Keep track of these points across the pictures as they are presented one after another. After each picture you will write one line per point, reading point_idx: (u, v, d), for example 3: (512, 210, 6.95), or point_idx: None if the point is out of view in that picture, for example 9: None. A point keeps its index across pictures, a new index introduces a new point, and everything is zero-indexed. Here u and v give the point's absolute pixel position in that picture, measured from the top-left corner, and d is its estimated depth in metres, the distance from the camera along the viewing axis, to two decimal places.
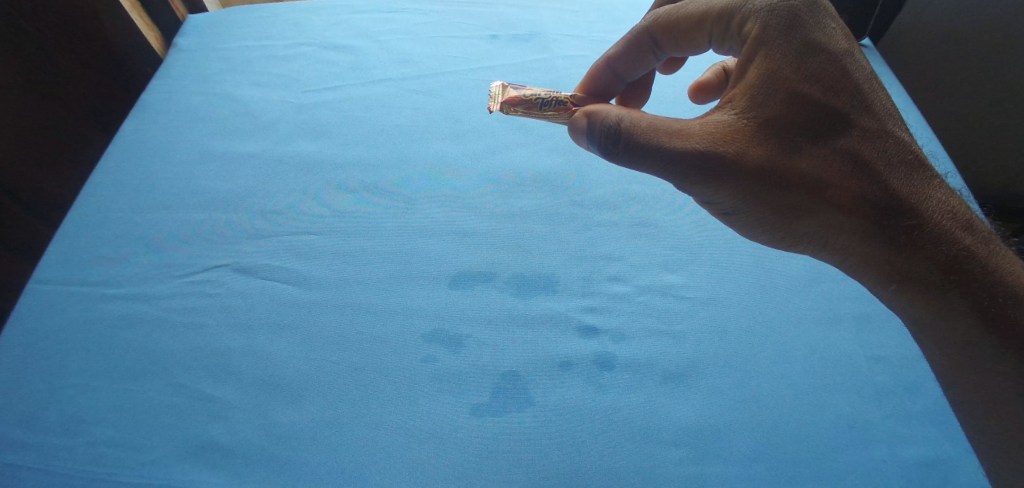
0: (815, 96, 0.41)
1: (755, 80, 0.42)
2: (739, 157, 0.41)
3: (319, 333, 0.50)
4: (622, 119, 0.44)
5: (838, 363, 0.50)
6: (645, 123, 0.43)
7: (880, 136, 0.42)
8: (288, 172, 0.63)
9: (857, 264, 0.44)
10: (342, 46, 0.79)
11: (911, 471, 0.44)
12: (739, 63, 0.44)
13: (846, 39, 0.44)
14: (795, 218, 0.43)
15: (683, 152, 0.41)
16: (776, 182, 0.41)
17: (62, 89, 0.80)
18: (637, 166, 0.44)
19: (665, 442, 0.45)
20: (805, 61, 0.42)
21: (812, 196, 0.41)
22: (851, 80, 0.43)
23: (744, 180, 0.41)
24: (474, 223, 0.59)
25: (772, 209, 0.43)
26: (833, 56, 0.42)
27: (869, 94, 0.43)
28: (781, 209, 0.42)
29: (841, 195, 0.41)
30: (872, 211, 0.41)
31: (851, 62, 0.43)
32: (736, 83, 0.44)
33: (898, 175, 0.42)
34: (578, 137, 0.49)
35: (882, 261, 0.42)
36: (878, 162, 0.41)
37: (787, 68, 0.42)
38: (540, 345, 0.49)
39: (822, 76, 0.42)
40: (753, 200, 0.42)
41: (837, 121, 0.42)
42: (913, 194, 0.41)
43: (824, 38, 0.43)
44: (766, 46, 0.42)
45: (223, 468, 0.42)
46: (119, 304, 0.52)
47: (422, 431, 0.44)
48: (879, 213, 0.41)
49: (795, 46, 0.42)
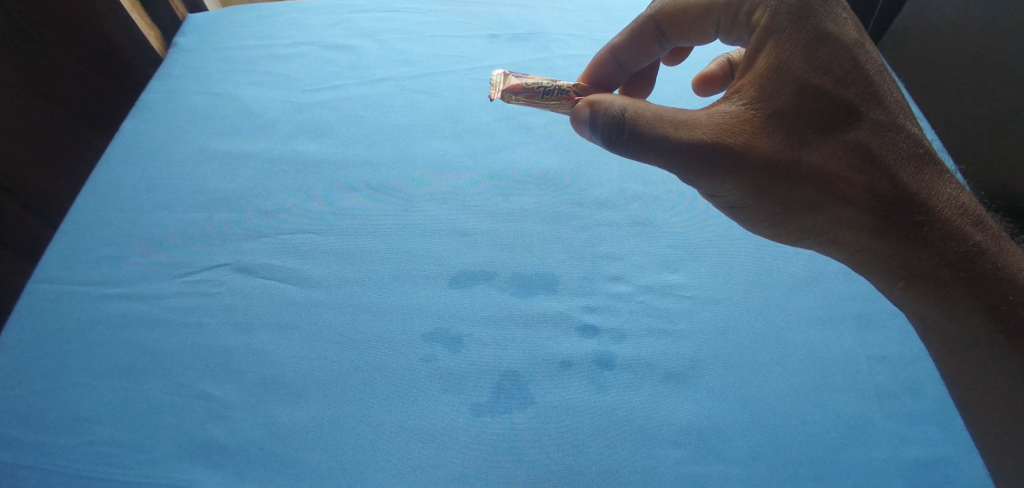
0: (824, 88, 0.41)
1: (765, 71, 0.42)
2: (747, 149, 0.41)
3: (320, 333, 0.50)
4: (627, 109, 0.44)
5: (838, 363, 0.50)
6: (651, 113, 0.43)
7: (890, 129, 0.42)
8: (288, 171, 0.63)
9: (863, 259, 0.45)
10: (341, 45, 0.79)
11: (910, 471, 0.45)
12: (748, 52, 0.44)
13: (857, 31, 0.44)
14: (803, 211, 0.43)
15: (690, 143, 0.41)
16: (784, 174, 0.41)
17: (62, 88, 0.80)
18: (642, 156, 0.44)
19: (665, 441, 0.45)
20: (816, 51, 0.42)
21: (821, 189, 0.42)
22: (862, 72, 0.42)
23: (752, 173, 0.41)
24: (474, 223, 0.59)
25: (780, 203, 0.43)
26: (844, 47, 0.42)
27: (880, 87, 0.43)
28: (789, 203, 0.43)
29: (849, 187, 0.41)
30: (881, 205, 0.41)
31: (861, 53, 0.43)
32: (745, 73, 0.43)
33: (908, 169, 0.42)
34: (581, 128, 0.49)
35: (890, 257, 0.42)
36: (888, 156, 0.42)
37: (797, 59, 0.41)
38: (541, 344, 0.50)
39: (832, 67, 0.42)
40: (759, 193, 0.42)
41: (847, 114, 0.42)
42: (923, 189, 0.41)
43: (835, 29, 0.43)
44: (777, 35, 0.42)
45: (224, 468, 0.43)
46: (118, 303, 0.52)
47: (423, 430, 0.44)
48: (888, 208, 0.41)
49: (806, 36, 0.42)
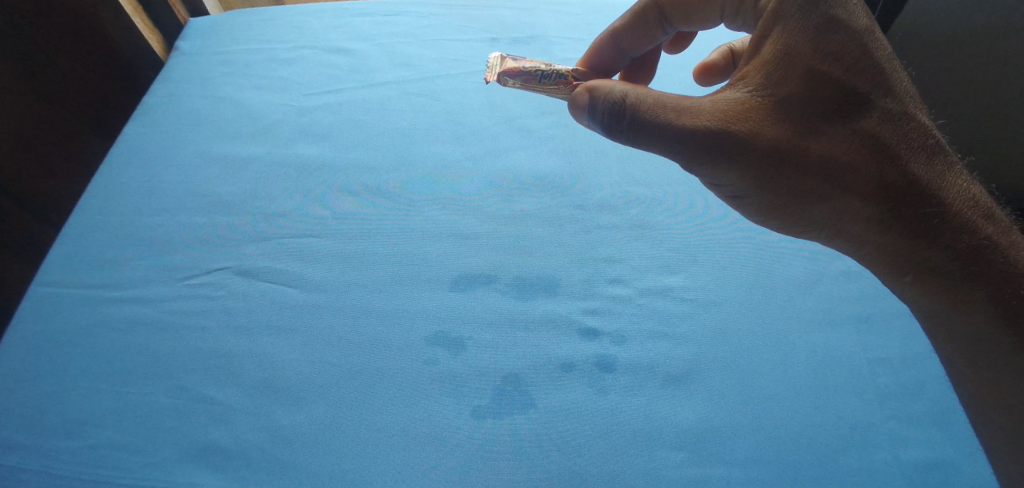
0: (833, 75, 0.41)
1: (771, 58, 0.42)
2: (752, 136, 0.41)
3: (320, 336, 0.50)
4: (628, 95, 0.44)
5: (840, 365, 0.50)
6: (653, 99, 0.43)
7: (901, 119, 0.42)
8: (289, 174, 0.63)
9: (869, 252, 0.45)
10: (343, 48, 0.79)
11: (910, 474, 0.45)
12: (753, 39, 0.44)
13: (868, 18, 0.44)
14: (807, 200, 0.43)
15: (694, 129, 0.41)
16: (787, 162, 0.41)
17: (65, 93, 0.81)
18: (643, 143, 0.44)
19: (666, 443, 0.45)
20: (825, 37, 0.41)
21: (827, 179, 0.42)
22: (873, 59, 0.42)
23: (757, 161, 0.41)
24: (474, 225, 0.59)
25: (785, 192, 0.43)
26: (856, 35, 0.42)
27: (892, 76, 0.43)
28: (795, 192, 0.43)
29: (855, 178, 0.41)
30: (887, 196, 0.41)
31: (872, 42, 0.43)
32: (751, 59, 0.43)
33: (919, 161, 0.41)
34: (580, 115, 0.49)
35: (899, 249, 0.42)
36: (898, 146, 0.41)
37: (804, 46, 0.41)
38: (543, 347, 0.50)
39: (842, 55, 0.42)
40: (764, 182, 0.43)
41: (857, 102, 0.41)
42: (935, 181, 0.41)
43: (846, 16, 0.42)
44: (784, 21, 0.42)
45: (226, 472, 0.43)
46: (121, 306, 0.52)
47: (423, 433, 0.45)
48: (896, 198, 0.41)
49: (816, 22, 0.42)
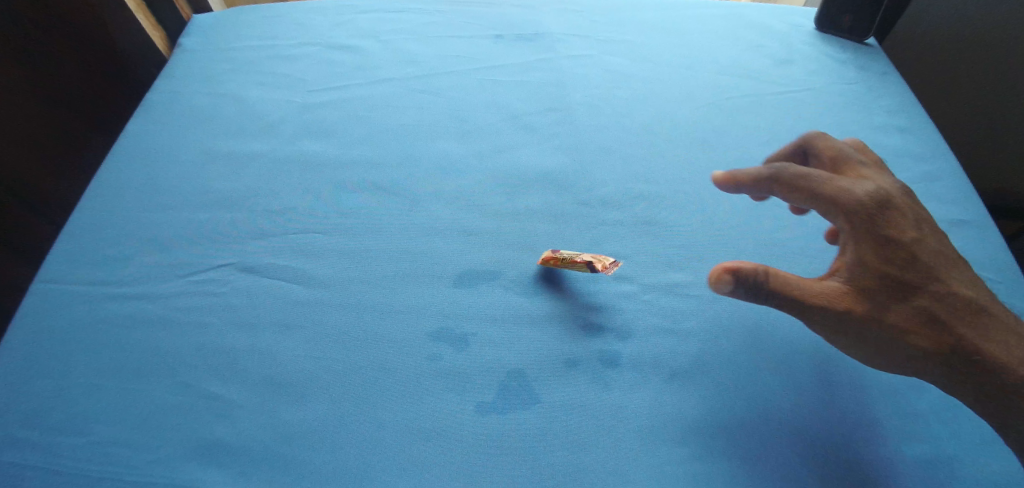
0: (868, 235, 0.46)
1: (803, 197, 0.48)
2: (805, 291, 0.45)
3: (325, 332, 0.50)
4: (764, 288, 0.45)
5: (845, 362, 0.50)
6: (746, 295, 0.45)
7: (940, 283, 0.46)
8: (292, 170, 0.63)
9: (915, 372, 0.47)
10: (347, 45, 0.79)
11: (917, 471, 0.44)
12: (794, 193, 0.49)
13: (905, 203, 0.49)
14: (857, 336, 0.46)
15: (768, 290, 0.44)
16: (832, 310, 0.45)
17: (63, 88, 0.82)
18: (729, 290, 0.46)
19: (671, 440, 0.45)
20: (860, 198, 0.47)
21: (869, 322, 0.45)
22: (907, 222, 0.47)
23: (808, 305, 0.45)
24: (478, 222, 0.58)
25: (826, 324, 0.46)
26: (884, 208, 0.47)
27: (926, 241, 0.47)
28: (836, 329, 0.46)
29: (920, 358, 0.45)
30: (925, 351, 0.44)
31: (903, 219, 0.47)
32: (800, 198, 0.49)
33: (964, 318, 0.45)
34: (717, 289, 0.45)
35: (941, 373, 0.45)
36: (938, 293, 0.45)
37: (846, 198, 0.47)
38: (547, 343, 0.49)
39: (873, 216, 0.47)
40: (811, 314, 0.45)
41: (896, 249, 0.46)
42: (968, 317, 0.44)
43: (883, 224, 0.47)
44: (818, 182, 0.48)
45: (230, 468, 0.43)
46: (124, 303, 0.52)
47: (427, 429, 0.44)
48: (946, 344, 0.44)
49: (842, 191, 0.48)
